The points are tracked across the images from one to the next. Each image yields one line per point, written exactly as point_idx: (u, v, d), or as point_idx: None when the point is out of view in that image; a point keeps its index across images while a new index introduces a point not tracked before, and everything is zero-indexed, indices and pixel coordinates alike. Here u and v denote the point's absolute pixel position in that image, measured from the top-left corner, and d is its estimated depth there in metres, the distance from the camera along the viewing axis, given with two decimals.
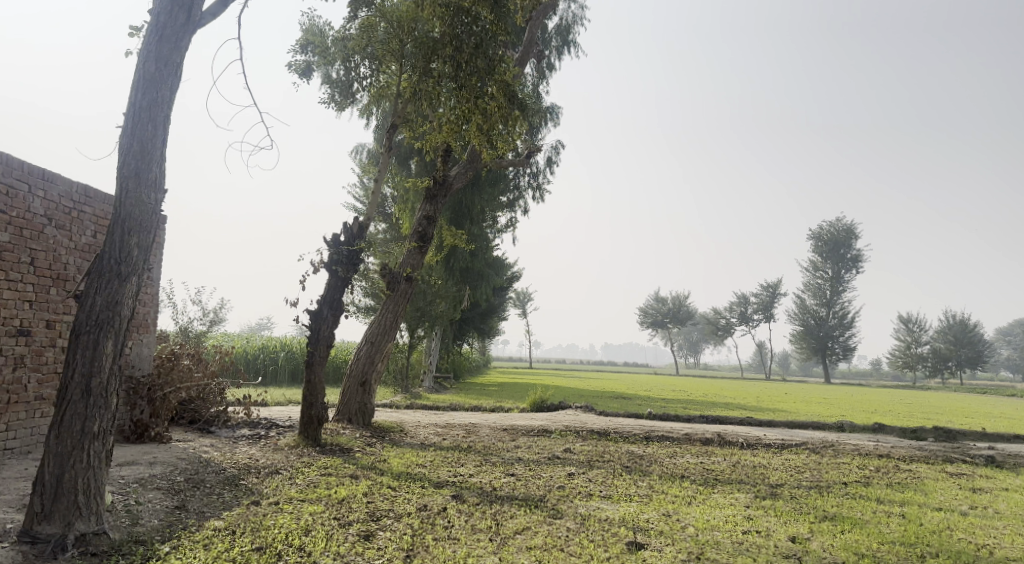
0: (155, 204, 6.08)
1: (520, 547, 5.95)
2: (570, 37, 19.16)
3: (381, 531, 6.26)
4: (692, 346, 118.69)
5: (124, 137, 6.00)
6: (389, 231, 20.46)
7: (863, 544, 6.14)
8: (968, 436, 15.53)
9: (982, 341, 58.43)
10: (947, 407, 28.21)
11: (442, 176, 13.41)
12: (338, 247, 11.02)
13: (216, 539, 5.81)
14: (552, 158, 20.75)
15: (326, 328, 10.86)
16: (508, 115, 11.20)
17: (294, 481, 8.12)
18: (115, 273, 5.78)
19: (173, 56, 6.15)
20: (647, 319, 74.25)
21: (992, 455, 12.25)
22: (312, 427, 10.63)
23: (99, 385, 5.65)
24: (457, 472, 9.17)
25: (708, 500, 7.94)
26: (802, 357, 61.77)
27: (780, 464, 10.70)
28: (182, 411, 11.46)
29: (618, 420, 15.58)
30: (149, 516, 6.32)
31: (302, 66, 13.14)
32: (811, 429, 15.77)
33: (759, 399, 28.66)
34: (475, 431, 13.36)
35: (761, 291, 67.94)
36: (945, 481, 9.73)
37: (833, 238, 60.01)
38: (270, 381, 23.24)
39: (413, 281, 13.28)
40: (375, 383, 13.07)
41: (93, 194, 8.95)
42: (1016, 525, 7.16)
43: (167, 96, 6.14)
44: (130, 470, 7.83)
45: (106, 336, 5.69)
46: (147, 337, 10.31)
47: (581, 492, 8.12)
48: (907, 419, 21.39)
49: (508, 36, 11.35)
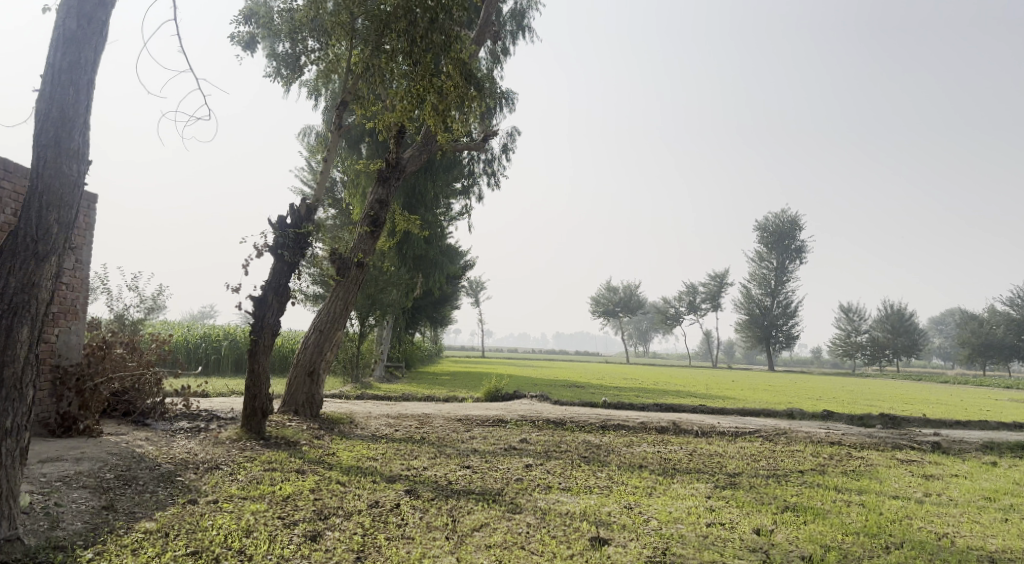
0: (78, 175, 5.51)
1: (479, 546, 5.64)
2: (525, 22, 18.79)
3: (330, 531, 5.86)
4: (642, 336, 120.52)
5: (41, 102, 5.39)
6: (339, 216, 19.80)
7: (827, 536, 6.05)
8: (912, 422, 15.94)
9: (917, 330, 60.69)
10: (886, 394, 29.08)
11: (395, 158, 12.87)
12: (284, 230, 10.46)
13: (146, 543, 5.34)
14: (507, 144, 20.40)
15: (271, 316, 10.27)
16: (464, 95, 10.83)
17: (235, 478, 7.62)
18: (31, 253, 5.20)
19: (97, 12, 5.57)
20: (598, 309, 74.88)
21: (936, 442, 12.52)
22: (255, 420, 10.08)
23: (12, 375, 5.07)
24: (411, 465, 8.80)
25: (668, 490, 7.78)
26: (747, 346, 63.18)
27: (736, 452, 10.68)
28: (115, 403, 10.69)
29: (573, 409, 15.42)
30: (71, 519, 5.76)
31: (246, 38, 12.48)
32: (762, 417, 15.88)
33: (711, 386, 29.04)
34: (429, 422, 12.98)
35: (709, 280, 69.29)
36: (896, 468, 9.82)
37: (779, 230, 61.42)
38: (212, 371, 22.32)
39: (364, 267, 12.70)
40: (324, 373, 12.56)
41: (13, 168, 8.18)
42: (971, 513, 7.22)
43: (91, 58, 5.55)
44: (54, 467, 7.18)
45: (21, 321, 5.12)
46: (76, 324, 9.55)
47: (540, 485, 7.84)
48: (850, 406, 21.92)
49: (465, 11, 10.87)
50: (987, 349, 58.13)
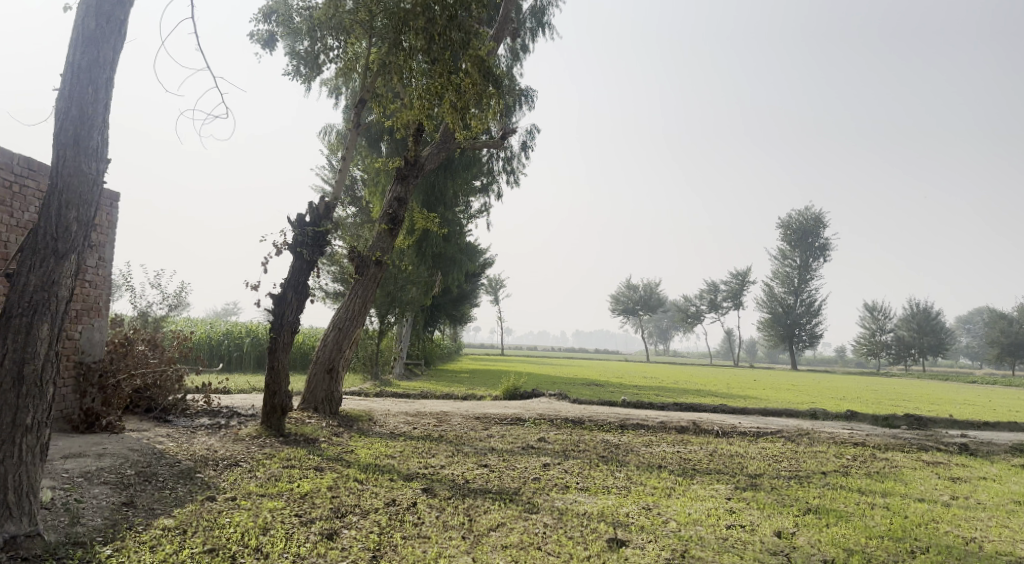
0: (97, 174, 5.55)
1: (495, 546, 5.60)
2: (545, 19, 18.69)
3: (346, 529, 5.86)
4: (663, 335, 119.86)
5: (61, 101, 5.44)
6: (359, 214, 19.88)
7: (850, 540, 5.91)
8: (939, 423, 15.62)
9: (945, 329, 59.58)
10: (913, 394, 28.58)
11: (414, 156, 12.85)
12: (303, 228, 10.50)
13: (164, 540, 5.38)
14: (526, 142, 20.34)
15: (290, 314, 10.31)
16: (482, 92, 10.76)
17: (254, 474, 7.67)
18: (51, 251, 5.25)
19: (115, 11, 5.60)
20: (618, 307, 74.45)
21: (964, 443, 12.26)
22: (275, 417, 10.14)
23: (32, 372, 5.13)
24: (428, 463, 8.78)
25: (687, 491, 7.69)
26: (769, 345, 62.47)
27: (757, 453, 10.54)
28: (137, 399, 10.82)
29: (592, 408, 15.33)
30: (92, 515, 5.81)
31: (265, 36, 12.55)
32: (785, 417, 15.67)
33: (732, 386, 28.73)
34: (447, 419, 12.98)
35: (730, 278, 68.65)
36: (923, 470, 9.62)
37: (801, 227, 60.66)
38: (234, 367, 22.57)
39: (383, 265, 12.71)
40: (343, 371, 12.60)
41: (36, 167, 8.29)
42: (1000, 517, 7.03)
43: (110, 56, 5.59)
44: (76, 463, 7.27)
45: (41, 318, 5.17)
46: (99, 322, 9.67)
47: (557, 484, 7.79)
48: (875, 406, 21.60)
49: (483, 7, 10.80)
50: (1016, 348, 56.87)
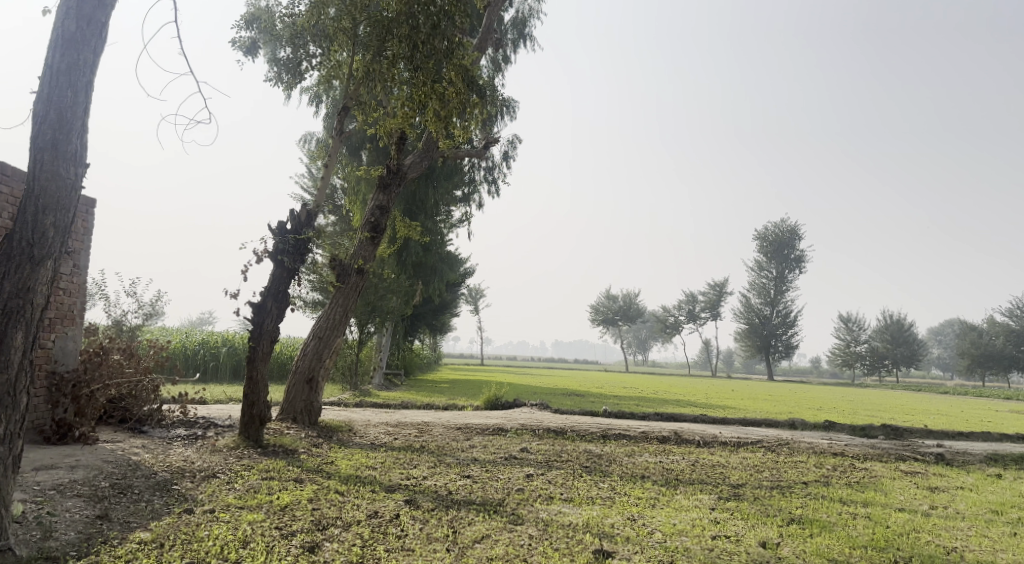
0: (76, 179, 5.43)
1: (481, 559, 5.53)
2: (526, 30, 18.79)
3: (328, 542, 5.76)
4: (642, 345, 120.44)
5: (39, 104, 5.32)
6: (339, 222, 19.73)
7: (834, 550, 5.94)
8: (916, 432, 15.81)
9: (917, 340, 60.52)
10: (888, 404, 28.92)
11: (396, 165, 12.79)
12: (284, 236, 10.40)
13: (141, 555, 5.24)
14: (507, 152, 20.38)
15: (270, 322, 10.15)
16: (465, 101, 10.77)
17: (232, 486, 7.52)
18: (27, 257, 5.12)
19: (97, 14, 5.51)
20: (598, 318, 74.57)
21: (941, 453, 12.42)
22: (254, 427, 9.96)
23: (5, 381, 4.98)
24: (410, 474, 8.68)
25: (672, 501, 7.69)
26: (747, 355, 63.01)
27: (739, 463, 10.59)
28: (112, 409, 10.59)
29: (573, 418, 15.30)
30: (66, 528, 5.65)
31: (247, 43, 12.44)
32: (764, 428, 15.77)
33: (710, 396, 28.88)
34: (428, 430, 12.86)
35: (708, 289, 69.23)
36: (901, 480, 9.72)
37: (778, 239, 61.42)
38: (209, 377, 22.20)
39: (364, 274, 12.60)
40: (323, 381, 12.44)
41: (10, 172, 8.09)
42: (979, 526, 7.12)
43: (90, 60, 5.49)
44: (48, 475, 7.07)
45: (16, 326, 5.03)
46: (73, 330, 9.47)
47: (541, 495, 7.74)
48: (851, 416, 21.83)
49: (467, 16, 10.79)
50: (986, 359, 57.90)
